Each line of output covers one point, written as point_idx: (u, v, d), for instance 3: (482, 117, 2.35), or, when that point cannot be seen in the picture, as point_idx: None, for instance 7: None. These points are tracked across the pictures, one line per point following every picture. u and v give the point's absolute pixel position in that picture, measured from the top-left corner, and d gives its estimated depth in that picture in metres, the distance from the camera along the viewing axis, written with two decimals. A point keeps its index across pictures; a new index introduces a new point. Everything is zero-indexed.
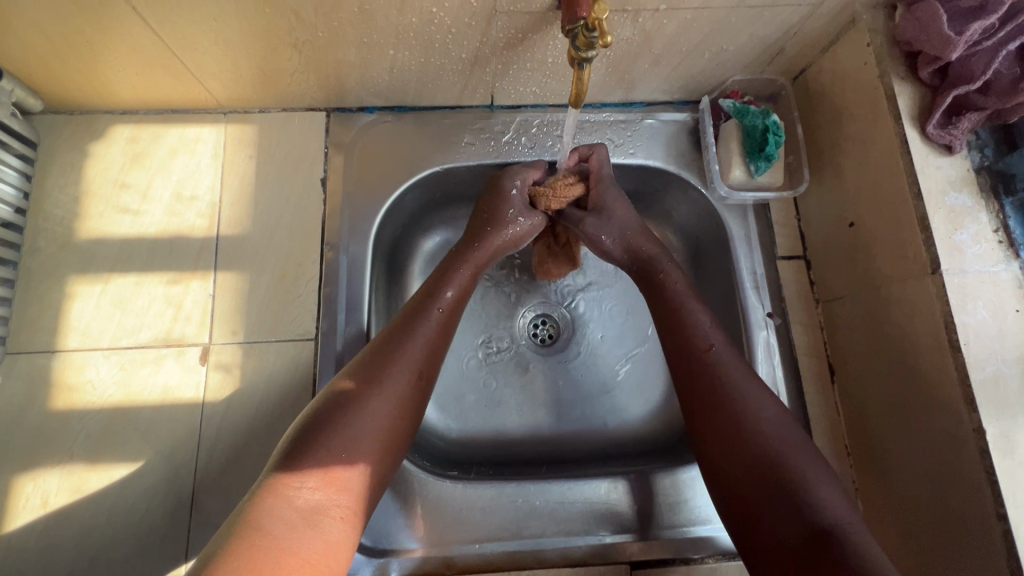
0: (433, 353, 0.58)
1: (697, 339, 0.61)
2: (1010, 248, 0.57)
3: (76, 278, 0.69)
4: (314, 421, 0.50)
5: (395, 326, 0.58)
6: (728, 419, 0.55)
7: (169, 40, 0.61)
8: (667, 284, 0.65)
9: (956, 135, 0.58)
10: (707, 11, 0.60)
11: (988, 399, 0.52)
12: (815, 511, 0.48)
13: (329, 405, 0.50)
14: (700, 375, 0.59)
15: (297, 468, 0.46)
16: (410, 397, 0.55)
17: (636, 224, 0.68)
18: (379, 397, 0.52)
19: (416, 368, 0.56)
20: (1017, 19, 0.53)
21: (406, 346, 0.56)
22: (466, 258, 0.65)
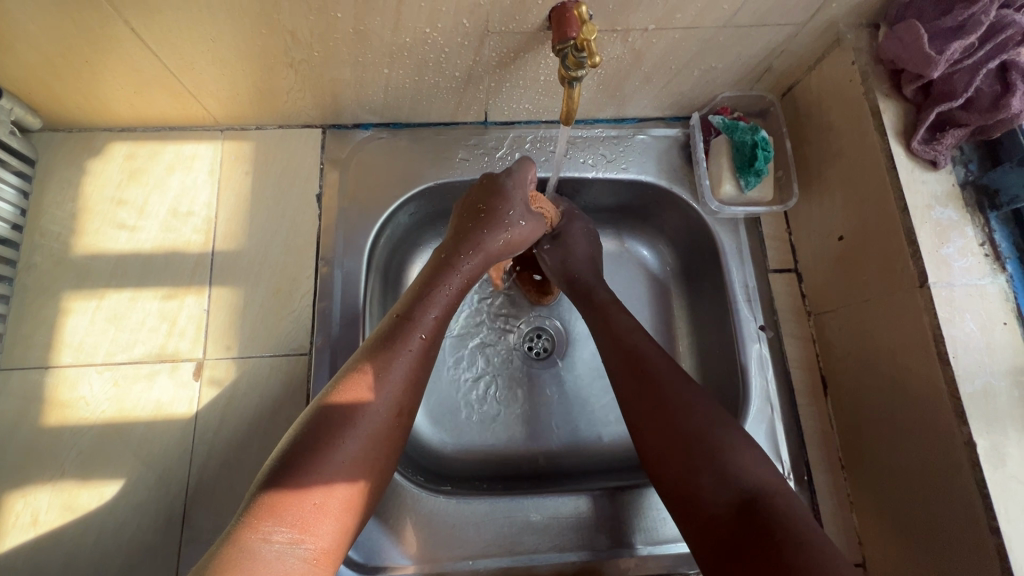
0: (414, 383, 0.55)
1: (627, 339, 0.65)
2: (996, 261, 0.58)
3: (71, 294, 0.69)
4: (285, 462, 0.47)
5: (372, 353, 0.54)
6: (660, 402, 0.58)
7: (167, 60, 0.62)
8: (597, 299, 0.71)
9: (940, 151, 0.59)
10: (695, 31, 0.62)
11: (977, 412, 0.53)
12: (741, 479, 0.51)
13: (305, 440, 0.47)
14: (635, 363, 0.62)
15: (267, 514, 0.44)
16: (389, 430, 0.52)
17: (584, 257, 0.75)
18: (354, 434, 0.49)
19: (396, 400, 0.53)
20: (996, 38, 0.54)
21: (389, 373, 0.53)
22: (454, 269, 0.63)
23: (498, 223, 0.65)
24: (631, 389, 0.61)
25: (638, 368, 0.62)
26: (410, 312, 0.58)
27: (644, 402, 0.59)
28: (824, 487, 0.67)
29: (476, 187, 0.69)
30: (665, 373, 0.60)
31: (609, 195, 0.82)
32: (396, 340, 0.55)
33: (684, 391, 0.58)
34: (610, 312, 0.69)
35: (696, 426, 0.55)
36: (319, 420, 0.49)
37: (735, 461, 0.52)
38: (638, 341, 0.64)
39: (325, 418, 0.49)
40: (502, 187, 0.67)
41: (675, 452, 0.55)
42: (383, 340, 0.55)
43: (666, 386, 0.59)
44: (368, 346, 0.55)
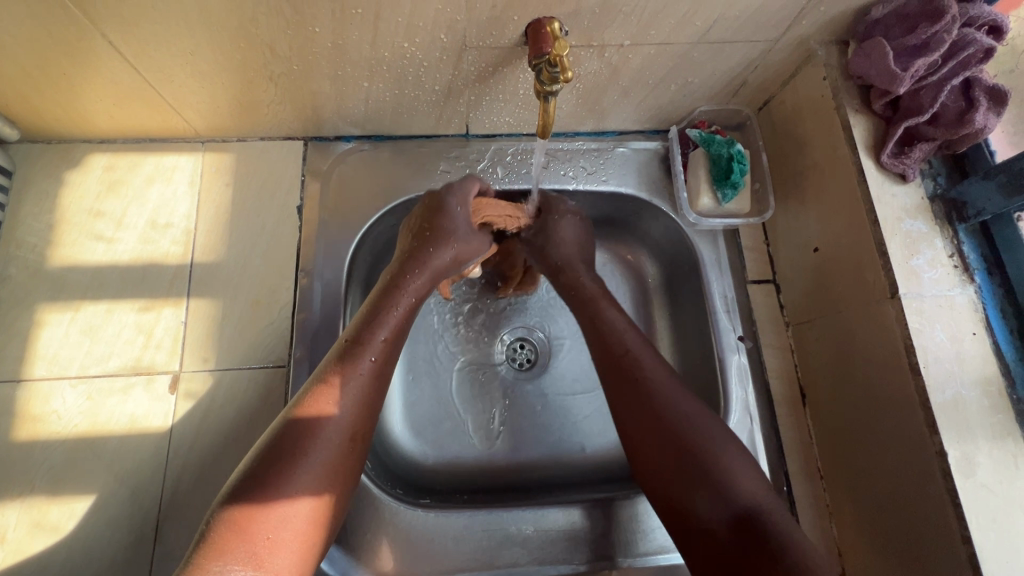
0: (368, 408, 0.55)
1: (616, 338, 0.62)
2: (965, 272, 0.59)
3: (46, 306, 0.68)
4: (237, 494, 0.46)
5: (321, 379, 0.53)
6: (651, 417, 0.57)
7: (146, 73, 0.62)
8: (585, 292, 0.67)
9: (909, 164, 0.61)
10: (670, 47, 0.63)
11: (948, 421, 0.53)
12: (737, 495, 0.51)
13: (255, 477, 0.46)
14: (621, 372, 0.60)
15: (218, 551, 0.43)
16: (344, 456, 0.51)
17: (573, 241, 0.71)
18: (307, 467, 0.48)
19: (348, 426, 0.52)
20: (959, 56, 0.56)
21: (338, 401, 0.52)
22: (403, 287, 0.60)
23: (445, 241, 0.63)
24: (623, 400, 0.59)
25: (627, 379, 0.60)
26: (360, 336, 0.56)
27: (636, 416, 0.58)
28: (803, 497, 0.67)
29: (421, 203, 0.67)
30: (658, 383, 0.58)
31: (590, 207, 0.82)
32: (345, 365, 0.54)
33: (679, 403, 0.57)
34: (599, 302, 0.66)
35: (689, 439, 0.54)
36: (269, 451, 0.48)
37: (732, 478, 0.52)
38: (630, 345, 0.61)
39: (275, 448, 0.48)
40: (444, 205, 0.64)
41: (671, 468, 0.54)
42: (333, 365, 0.54)
43: (661, 399, 0.57)
44: (320, 373, 0.54)
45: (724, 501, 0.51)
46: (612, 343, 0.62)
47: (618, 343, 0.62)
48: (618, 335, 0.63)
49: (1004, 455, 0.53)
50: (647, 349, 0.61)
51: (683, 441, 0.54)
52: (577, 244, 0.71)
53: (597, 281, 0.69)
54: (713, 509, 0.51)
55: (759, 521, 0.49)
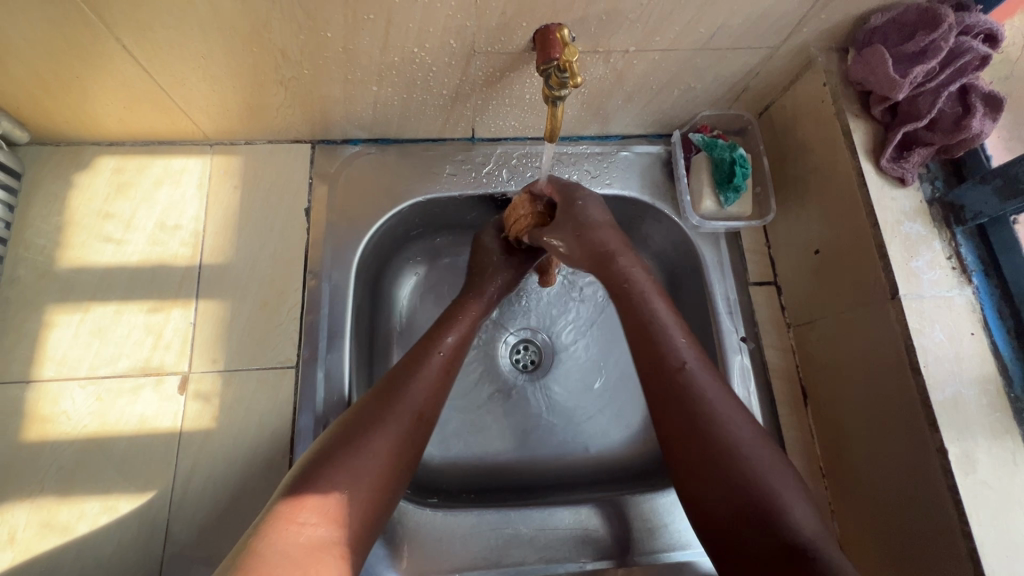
0: (435, 393, 0.61)
1: (670, 360, 0.56)
2: (963, 274, 0.60)
3: (55, 307, 0.69)
4: (323, 454, 0.52)
5: (400, 368, 0.62)
6: (702, 444, 0.51)
7: (158, 76, 0.63)
8: (641, 300, 0.61)
9: (908, 168, 0.62)
10: (674, 53, 0.64)
11: (949, 419, 0.55)
12: (796, 533, 0.45)
13: (338, 440, 0.53)
14: (672, 396, 0.54)
15: (301, 503, 0.47)
16: (412, 434, 0.57)
17: (603, 220, 0.68)
18: (381, 436, 0.54)
19: (419, 406, 0.59)
20: (956, 63, 0.57)
21: (412, 384, 0.60)
22: (466, 305, 0.72)
23: (491, 271, 0.75)
24: (676, 428, 0.53)
25: (680, 401, 0.54)
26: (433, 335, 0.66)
27: (692, 440, 0.52)
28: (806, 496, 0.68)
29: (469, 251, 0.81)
30: (716, 408, 0.53)
31: None
32: (420, 359, 0.63)
33: (736, 429, 0.51)
34: (657, 312, 0.60)
35: (745, 469, 0.49)
36: (352, 422, 0.55)
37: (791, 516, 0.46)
38: (687, 357, 0.56)
39: (358, 419, 0.55)
40: (489, 247, 0.77)
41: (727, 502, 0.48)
42: (410, 359, 0.63)
43: (719, 424, 0.52)
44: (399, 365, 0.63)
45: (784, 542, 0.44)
46: (666, 360, 0.56)
47: (673, 362, 0.56)
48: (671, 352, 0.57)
49: (1002, 452, 0.54)
50: (707, 370, 0.56)
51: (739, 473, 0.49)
52: (607, 224, 0.68)
53: (644, 273, 0.64)
54: (774, 550, 0.45)
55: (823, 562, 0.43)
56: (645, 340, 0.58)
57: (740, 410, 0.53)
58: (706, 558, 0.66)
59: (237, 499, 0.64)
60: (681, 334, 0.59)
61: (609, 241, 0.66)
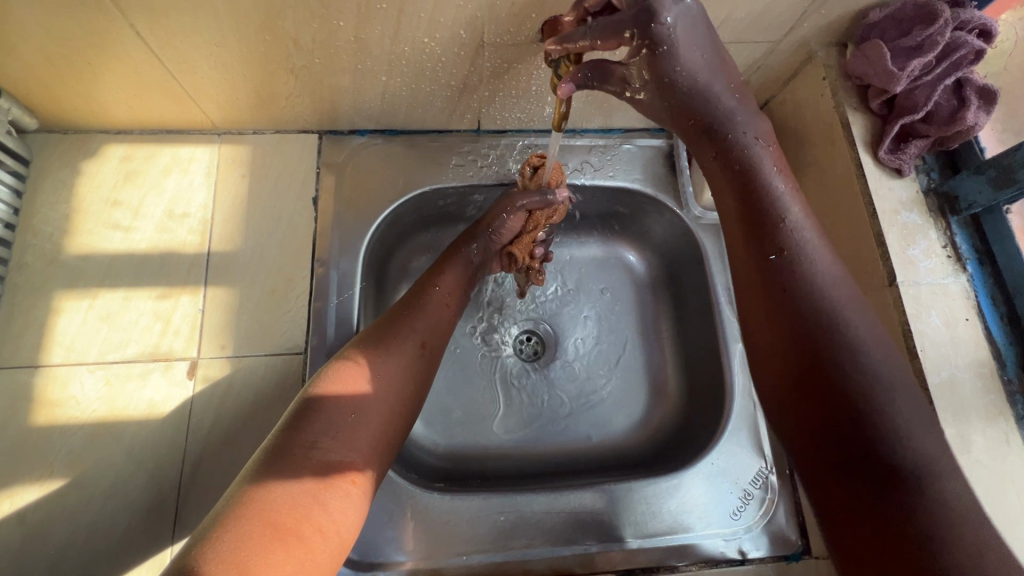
0: (434, 328, 0.66)
1: (785, 243, 0.47)
2: (958, 262, 0.62)
3: (63, 293, 0.69)
4: (328, 378, 0.55)
5: (395, 308, 0.65)
6: (806, 340, 0.44)
7: (170, 64, 0.63)
8: (747, 170, 0.51)
9: (905, 159, 0.64)
10: None
11: (945, 401, 0.56)
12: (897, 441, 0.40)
13: (343, 368, 0.56)
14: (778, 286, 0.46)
15: (306, 430, 0.50)
16: (416, 362, 0.61)
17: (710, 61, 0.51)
18: (385, 362, 0.58)
19: (419, 336, 0.63)
20: (952, 57, 0.59)
21: (410, 321, 0.64)
22: (460, 253, 0.73)
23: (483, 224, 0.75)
24: (778, 318, 0.46)
25: (792, 292, 0.46)
26: (430, 279, 0.70)
27: (793, 334, 0.45)
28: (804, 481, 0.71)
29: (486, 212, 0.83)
30: (833, 300, 0.45)
31: (596, 202, 0.85)
32: (417, 300, 0.66)
33: (855, 327, 0.44)
34: (768, 184, 0.50)
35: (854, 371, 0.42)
36: (353, 352, 0.58)
37: (900, 432, 0.40)
38: (797, 241, 0.47)
39: (360, 350, 0.58)
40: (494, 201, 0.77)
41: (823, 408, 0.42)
42: (408, 300, 0.67)
43: (836, 322, 0.44)
44: (397, 305, 0.66)
45: (880, 451, 0.40)
46: (772, 237, 0.48)
47: (783, 243, 0.47)
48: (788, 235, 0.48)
49: (996, 433, 0.56)
50: (825, 255, 0.48)
51: (852, 378, 0.42)
52: (710, 62, 0.51)
53: (759, 135, 0.52)
54: (858, 465, 0.40)
55: (921, 485, 0.39)
56: (746, 212, 0.50)
57: (860, 301, 0.46)
58: (707, 541, 0.68)
59: None
60: (799, 210, 0.49)
61: (719, 100, 0.52)
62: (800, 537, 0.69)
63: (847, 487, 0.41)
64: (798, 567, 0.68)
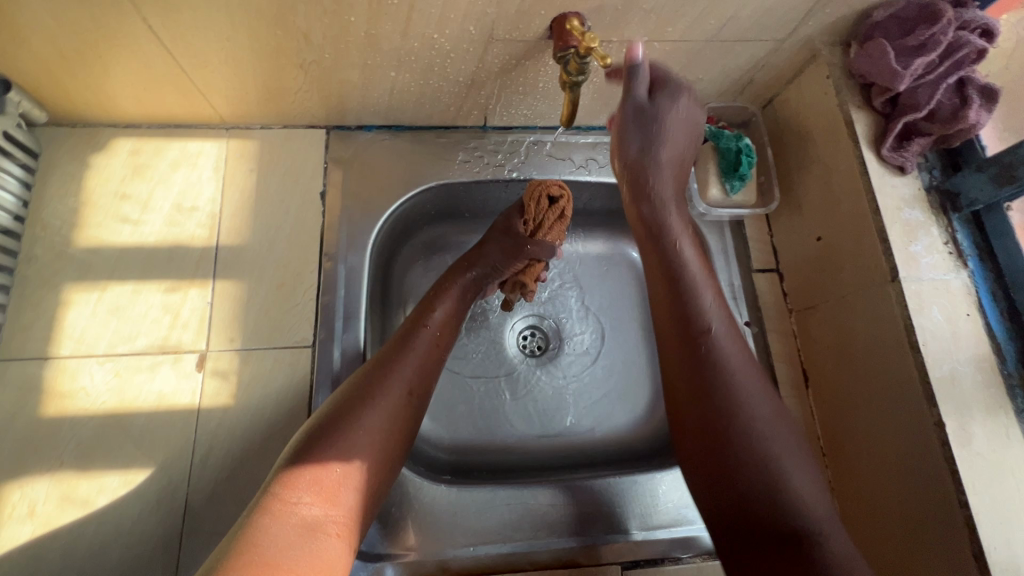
0: (425, 370, 0.62)
1: (698, 324, 0.58)
2: (959, 258, 0.63)
3: (72, 286, 0.69)
4: (316, 431, 0.53)
5: (386, 351, 0.62)
6: (717, 409, 0.54)
7: (180, 58, 0.64)
8: (677, 255, 0.62)
9: (908, 157, 0.65)
10: (684, 44, 0.66)
11: (946, 394, 0.57)
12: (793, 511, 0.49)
13: (330, 419, 0.54)
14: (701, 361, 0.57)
15: (295, 484, 0.49)
16: (403, 409, 0.59)
17: (671, 159, 0.65)
18: (372, 410, 0.56)
19: (408, 382, 0.60)
20: (954, 56, 0.60)
21: (399, 364, 0.61)
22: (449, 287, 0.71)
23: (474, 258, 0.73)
24: (698, 388, 0.56)
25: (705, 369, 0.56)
26: (420, 316, 0.66)
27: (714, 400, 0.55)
28: None
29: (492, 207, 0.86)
30: (735, 373, 0.56)
31: (601, 199, 0.86)
32: (410, 338, 0.64)
33: (754, 397, 0.55)
34: (693, 274, 0.61)
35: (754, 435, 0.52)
36: (344, 399, 0.56)
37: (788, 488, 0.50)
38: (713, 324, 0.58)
39: (349, 396, 0.57)
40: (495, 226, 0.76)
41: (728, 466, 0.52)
42: (399, 339, 0.64)
43: (735, 392, 0.55)
44: (389, 344, 0.63)
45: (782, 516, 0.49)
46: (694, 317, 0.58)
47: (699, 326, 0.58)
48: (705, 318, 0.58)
49: (996, 426, 0.57)
50: (733, 335, 0.58)
51: (751, 444, 0.52)
52: (672, 161, 0.65)
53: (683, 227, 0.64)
54: (765, 521, 0.49)
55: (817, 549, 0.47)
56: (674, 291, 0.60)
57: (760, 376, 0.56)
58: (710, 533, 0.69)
59: (254, 474, 0.65)
60: (711, 293, 0.61)
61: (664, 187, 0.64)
62: None
63: (756, 548, 0.49)
64: None
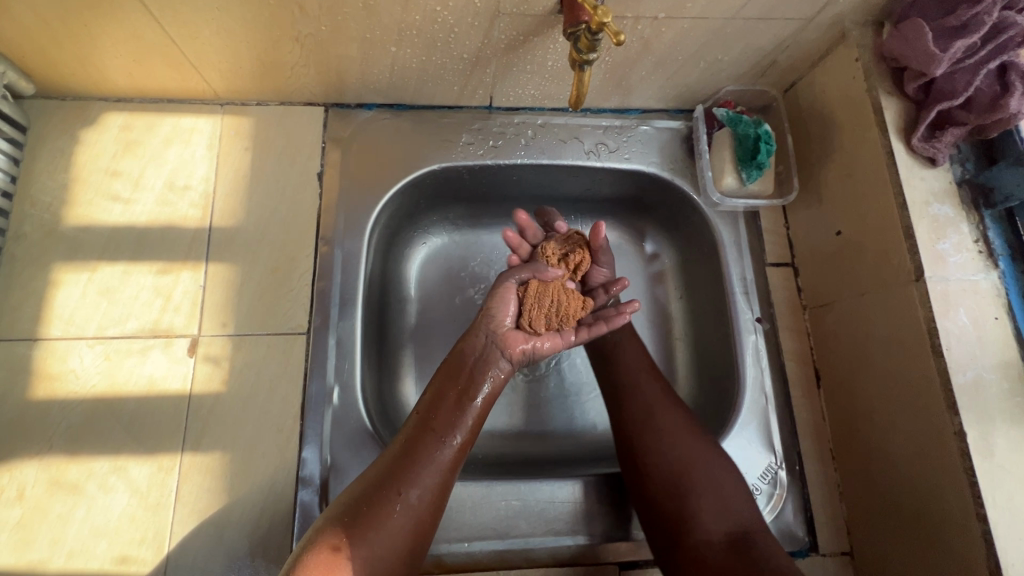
0: (436, 483, 0.55)
1: (632, 378, 0.68)
2: (990, 257, 0.59)
3: (62, 265, 0.67)
4: (309, 552, 0.49)
5: (389, 464, 0.55)
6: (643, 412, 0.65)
7: (170, 29, 0.60)
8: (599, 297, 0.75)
9: (940, 148, 0.60)
10: (704, 21, 0.62)
11: (969, 401, 0.54)
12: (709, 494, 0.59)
13: (324, 542, 0.50)
14: (648, 410, 0.65)
15: None
16: (412, 526, 0.53)
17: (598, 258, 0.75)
18: (375, 535, 0.51)
19: (417, 495, 0.54)
20: (998, 38, 0.56)
21: (408, 476, 0.54)
22: (457, 379, 0.61)
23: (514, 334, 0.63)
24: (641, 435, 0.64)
25: (647, 415, 0.65)
26: (430, 416, 0.58)
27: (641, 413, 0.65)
28: (814, 476, 0.69)
29: (495, 194, 0.83)
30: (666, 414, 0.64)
31: (609, 186, 0.82)
32: (414, 455, 0.55)
33: (682, 439, 0.63)
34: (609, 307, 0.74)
35: (693, 473, 0.60)
36: (337, 525, 0.51)
37: (700, 519, 0.58)
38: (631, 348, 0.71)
39: (330, 532, 0.50)
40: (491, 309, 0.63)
41: (669, 505, 0.60)
42: (401, 452, 0.56)
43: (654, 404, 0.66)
44: (388, 459, 0.56)
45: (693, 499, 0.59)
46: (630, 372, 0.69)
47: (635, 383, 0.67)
48: (626, 368, 0.69)
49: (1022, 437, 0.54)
50: (649, 376, 0.68)
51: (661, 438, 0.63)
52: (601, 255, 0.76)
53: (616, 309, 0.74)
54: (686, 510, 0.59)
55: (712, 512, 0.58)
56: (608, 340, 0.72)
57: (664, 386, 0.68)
58: None
59: (245, 463, 0.63)
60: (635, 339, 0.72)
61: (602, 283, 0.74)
62: (807, 534, 0.66)
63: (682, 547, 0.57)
64: (803, 564, 0.65)
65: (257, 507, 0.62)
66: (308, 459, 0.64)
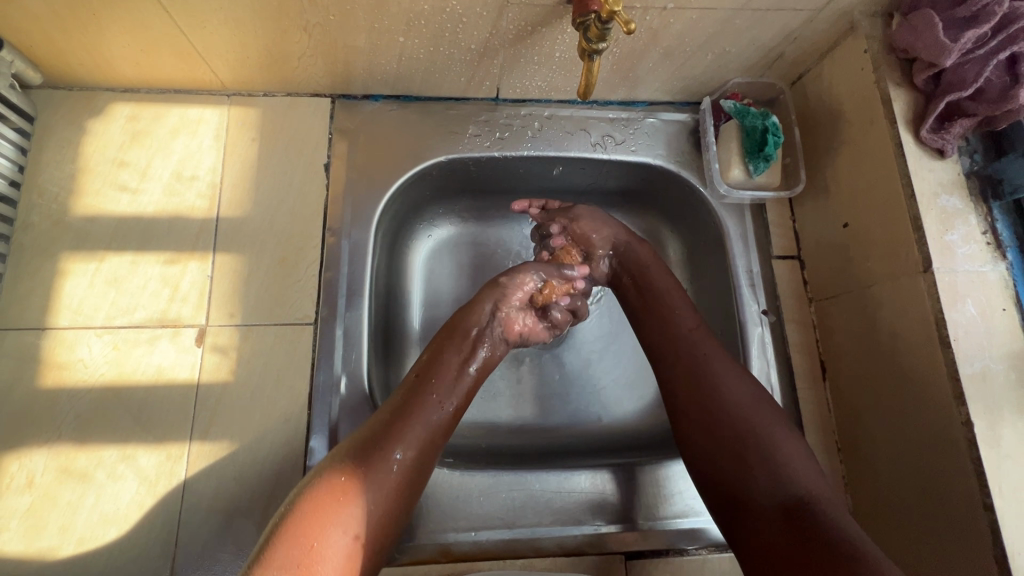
0: (427, 441, 0.55)
1: (683, 340, 0.64)
2: (997, 249, 0.59)
3: (70, 255, 0.67)
4: (304, 498, 0.47)
5: (384, 418, 0.55)
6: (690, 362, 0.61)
7: (179, 18, 0.60)
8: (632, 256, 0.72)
9: (948, 139, 0.60)
10: (712, 12, 0.62)
11: (976, 392, 0.54)
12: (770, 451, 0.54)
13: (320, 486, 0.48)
14: (696, 362, 0.61)
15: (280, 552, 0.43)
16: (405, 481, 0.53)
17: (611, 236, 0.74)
18: (370, 485, 0.50)
19: (410, 449, 0.54)
20: (1009, 28, 0.56)
21: (403, 430, 0.54)
22: (454, 342, 0.62)
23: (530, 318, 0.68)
24: (689, 399, 0.60)
25: (691, 364, 0.61)
26: (426, 376, 0.59)
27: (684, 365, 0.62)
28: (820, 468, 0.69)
29: (501, 186, 0.83)
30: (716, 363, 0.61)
31: (615, 178, 0.82)
32: (407, 414, 0.55)
33: (732, 393, 0.58)
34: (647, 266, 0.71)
35: (746, 430, 0.56)
36: (335, 471, 0.50)
37: (755, 480, 0.53)
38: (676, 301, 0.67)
39: (327, 479, 0.49)
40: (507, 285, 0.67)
41: (725, 469, 0.55)
42: (397, 409, 0.56)
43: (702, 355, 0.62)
44: (382, 415, 0.56)
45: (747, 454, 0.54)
46: (671, 326, 0.65)
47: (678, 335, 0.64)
48: (666, 321, 0.66)
49: None
50: (693, 323, 0.65)
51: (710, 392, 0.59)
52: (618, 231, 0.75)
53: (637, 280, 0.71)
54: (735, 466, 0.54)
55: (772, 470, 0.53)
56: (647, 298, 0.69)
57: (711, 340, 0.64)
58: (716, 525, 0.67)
59: (253, 452, 0.63)
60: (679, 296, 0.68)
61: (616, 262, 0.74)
62: None
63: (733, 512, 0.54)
64: None
65: (265, 495, 0.62)
66: (316, 448, 0.64)
